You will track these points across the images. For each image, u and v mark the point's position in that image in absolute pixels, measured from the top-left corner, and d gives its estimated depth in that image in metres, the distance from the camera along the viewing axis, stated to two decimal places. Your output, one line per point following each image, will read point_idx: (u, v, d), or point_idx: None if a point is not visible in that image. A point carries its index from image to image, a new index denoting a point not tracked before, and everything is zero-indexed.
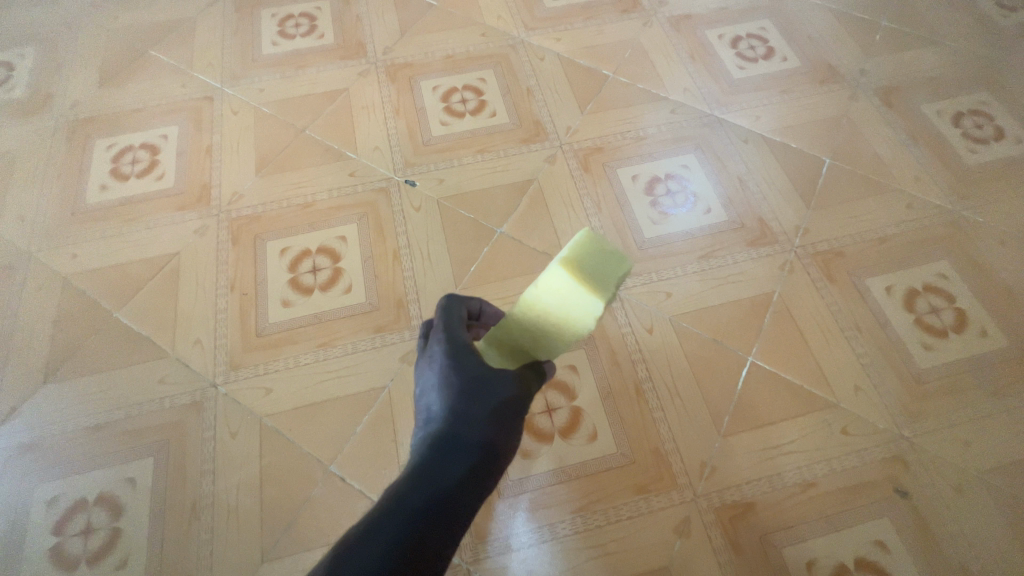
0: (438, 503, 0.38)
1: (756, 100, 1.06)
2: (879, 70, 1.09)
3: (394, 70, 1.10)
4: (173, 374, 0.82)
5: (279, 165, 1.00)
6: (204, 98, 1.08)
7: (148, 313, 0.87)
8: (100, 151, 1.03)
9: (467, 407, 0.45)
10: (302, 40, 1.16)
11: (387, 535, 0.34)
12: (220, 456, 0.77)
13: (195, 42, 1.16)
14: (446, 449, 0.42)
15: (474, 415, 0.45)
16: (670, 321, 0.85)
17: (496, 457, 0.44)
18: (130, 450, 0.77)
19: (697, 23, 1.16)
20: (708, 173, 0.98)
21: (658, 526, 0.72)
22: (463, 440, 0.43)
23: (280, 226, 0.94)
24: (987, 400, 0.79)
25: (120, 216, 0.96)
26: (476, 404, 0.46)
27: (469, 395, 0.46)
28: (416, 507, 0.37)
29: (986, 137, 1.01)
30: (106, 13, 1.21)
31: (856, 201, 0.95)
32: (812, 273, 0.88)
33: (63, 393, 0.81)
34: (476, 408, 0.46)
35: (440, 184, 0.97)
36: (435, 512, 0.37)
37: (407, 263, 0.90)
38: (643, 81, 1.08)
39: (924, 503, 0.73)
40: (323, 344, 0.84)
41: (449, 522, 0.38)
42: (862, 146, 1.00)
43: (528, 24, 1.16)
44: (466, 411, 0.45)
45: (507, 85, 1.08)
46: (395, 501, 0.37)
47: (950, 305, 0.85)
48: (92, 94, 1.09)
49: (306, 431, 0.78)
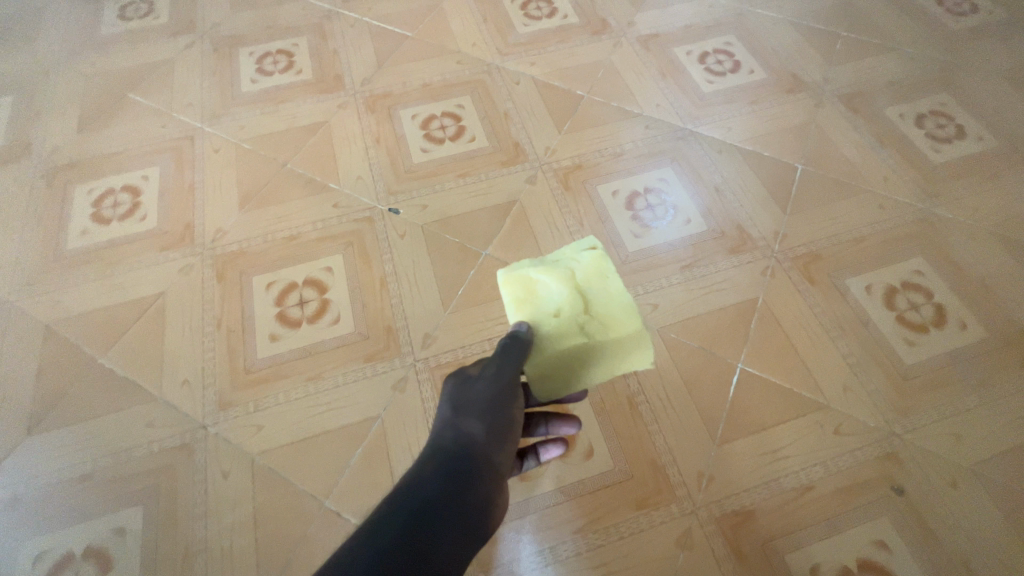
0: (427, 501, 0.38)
1: (727, 111, 1.09)
2: (842, 78, 1.13)
3: (373, 101, 1.12)
4: (161, 417, 0.81)
5: (262, 200, 1.00)
6: (185, 137, 1.09)
7: (133, 356, 0.86)
8: (81, 195, 1.03)
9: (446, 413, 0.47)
10: (280, 76, 1.17)
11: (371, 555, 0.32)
12: (212, 498, 0.75)
13: (174, 83, 1.17)
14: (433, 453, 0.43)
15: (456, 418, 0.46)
16: (658, 332, 0.86)
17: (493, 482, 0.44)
18: (119, 499, 0.76)
19: (665, 42, 1.20)
20: (686, 185, 1.00)
21: (661, 541, 0.71)
22: (445, 440, 0.44)
23: (265, 261, 0.94)
24: (972, 392, 0.80)
25: (103, 259, 0.96)
26: (456, 408, 0.47)
27: (447, 403, 0.48)
28: (399, 508, 0.36)
29: (948, 136, 1.04)
30: (84, 59, 1.22)
31: (830, 204, 0.97)
32: (793, 277, 0.90)
33: (48, 444, 0.80)
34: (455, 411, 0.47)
35: (424, 209, 0.98)
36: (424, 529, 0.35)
37: (394, 290, 0.90)
38: (617, 99, 1.11)
39: (920, 499, 0.73)
40: (313, 377, 0.83)
41: (445, 516, 0.37)
42: (832, 150, 1.03)
43: (502, 50, 1.19)
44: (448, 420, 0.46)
45: (485, 110, 1.10)
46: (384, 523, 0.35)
47: (929, 301, 0.87)
48: (71, 139, 1.10)
49: (299, 466, 0.77)
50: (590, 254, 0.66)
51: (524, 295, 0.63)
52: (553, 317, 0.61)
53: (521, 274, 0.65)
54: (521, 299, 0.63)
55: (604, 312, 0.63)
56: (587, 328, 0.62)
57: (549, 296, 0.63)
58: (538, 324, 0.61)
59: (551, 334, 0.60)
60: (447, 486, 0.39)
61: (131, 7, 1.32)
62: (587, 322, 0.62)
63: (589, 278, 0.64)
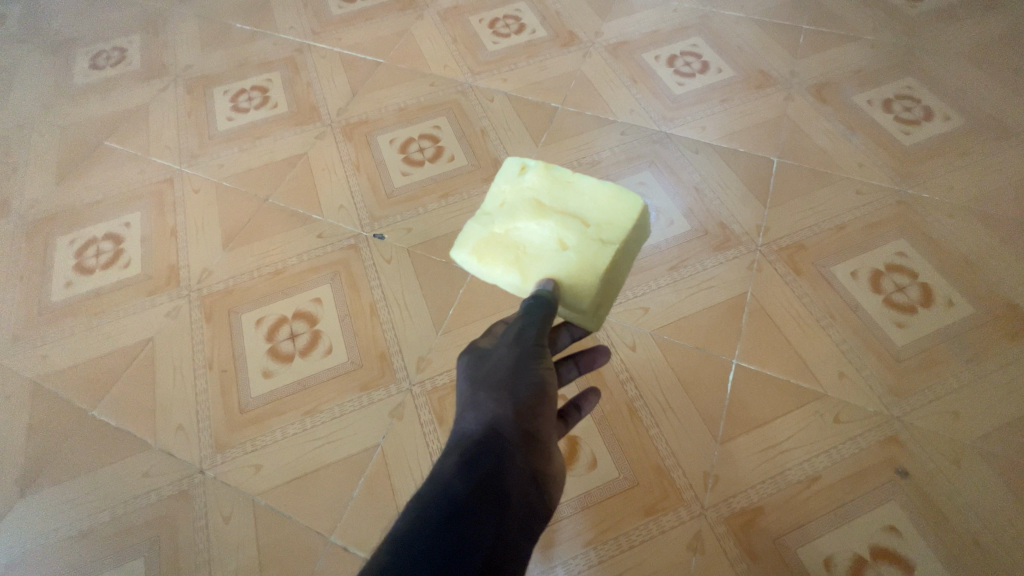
0: (465, 555, 0.34)
1: (700, 111, 1.11)
2: (809, 70, 1.15)
3: (351, 129, 1.13)
4: (158, 466, 0.80)
5: (246, 237, 1.00)
6: (165, 180, 1.09)
7: (125, 405, 0.85)
8: (63, 246, 1.02)
9: (475, 416, 0.45)
10: (256, 111, 1.18)
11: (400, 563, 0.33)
12: (215, 544, 0.74)
13: (149, 127, 1.18)
14: (455, 473, 0.40)
15: (480, 433, 0.43)
16: (651, 335, 0.86)
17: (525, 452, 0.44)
18: (119, 553, 0.74)
19: (633, 48, 1.22)
20: (666, 187, 1.01)
21: (672, 546, 0.71)
22: (470, 449, 0.42)
23: (254, 297, 0.93)
24: (965, 368, 0.81)
25: (89, 310, 0.95)
26: (478, 386, 0.48)
27: (471, 407, 0.47)
28: (434, 541, 0.34)
29: (916, 118, 1.06)
30: (59, 111, 1.22)
31: (808, 194, 0.98)
32: (779, 269, 0.91)
33: (42, 503, 0.78)
34: (483, 421, 0.45)
35: (409, 232, 0.99)
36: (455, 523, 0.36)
37: (385, 317, 0.90)
38: (592, 108, 1.13)
39: (926, 480, 0.73)
40: (309, 411, 0.83)
41: (479, 514, 0.37)
42: (805, 141, 1.05)
43: (474, 69, 1.20)
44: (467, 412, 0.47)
45: (462, 129, 1.11)
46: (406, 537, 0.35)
47: (914, 281, 0.88)
48: (50, 191, 1.09)
49: (300, 503, 0.76)
50: (635, 197, 0.71)
51: (516, 252, 0.69)
52: (562, 251, 0.68)
53: (511, 241, 0.70)
54: (518, 257, 0.69)
55: (595, 217, 0.70)
56: (599, 237, 0.68)
57: (544, 238, 0.69)
58: (553, 273, 0.66)
59: (576, 268, 0.66)
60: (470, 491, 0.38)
61: (102, 56, 1.32)
62: (596, 232, 0.69)
63: (551, 196, 0.72)
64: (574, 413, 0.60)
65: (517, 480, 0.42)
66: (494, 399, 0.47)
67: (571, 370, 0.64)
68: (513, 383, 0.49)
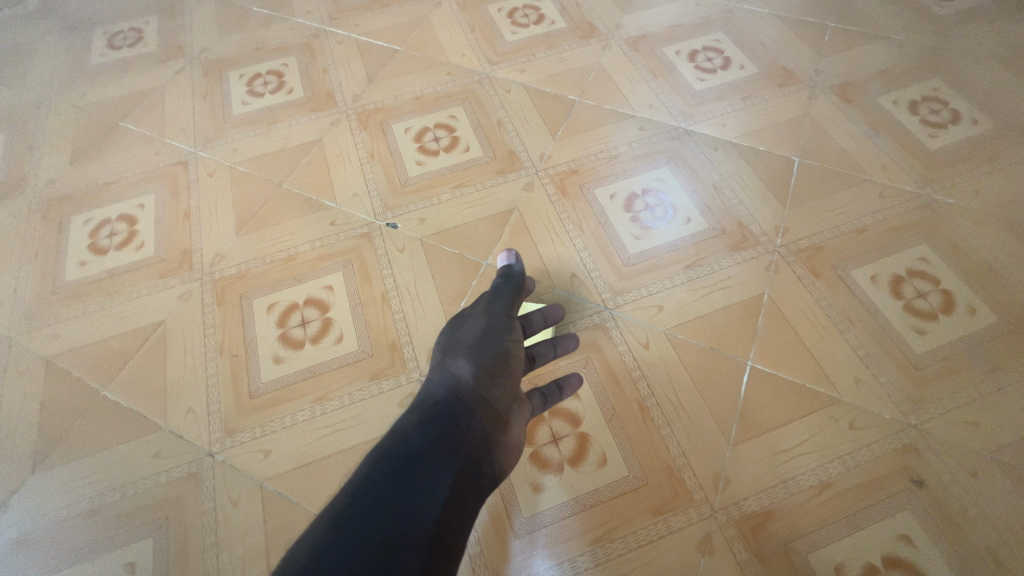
0: (420, 500, 0.43)
1: (721, 108, 1.09)
2: (833, 68, 1.13)
3: (366, 116, 1.12)
4: (169, 447, 0.80)
5: (259, 222, 1.00)
6: (180, 163, 1.09)
7: (136, 387, 0.85)
8: (77, 226, 1.02)
9: (435, 391, 0.55)
10: (271, 96, 1.17)
11: (364, 503, 0.42)
12: (222, 527, 0.74)
13: (165, 109, 1.17)
14: (386, 476, 0.44)
15: (431, 416, 0.51)
16: (665, 333, 0.85)
17: (483, 412, 0.55)
18: (126, 533, 0.74)
19: (654, 42, 1.20)
20: (683, 185, 0.99)
21: (680, 547, 0.70)
22: (436, 409, 0.52)
23: (265, 282, 0.93)
24: (986, 377, 0.79)
25: (102, 290, 0.95)
26: (449, 360, 0.61)
27: (434, 383, 0.57)
28: (395, 486, 0.43)
29: (942, 122, 1.04)
30: (77, 91, 1.22)
31: (829, 196, 0.97)
32: (797, 270, 0.90)
33: (51, 481, 0.78)
34: (425, 416, 0.51)
35: (422, 223, 0.98)
36: (408, 476, 0.44)
37: (397, 306, 0.89)
38: (610, 103, 1.11)
39: (941, 490, 0.72)
40: (319, 399, 0.82)
41: (432, 467, 0.46)
42: (827, 141, 1.03)
43: (492, 59, 1.19)
44: (436, 377, 0.58)
45: (477, 119, 1.10)
46: (367, 483, 0.43)
47: (935, 287, 0.87)
48: (66, 170, 1.09)
49: (308, 489, 0.76)
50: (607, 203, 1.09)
51: None
52: None
53: None
54: None
55: None
56: None
57: None
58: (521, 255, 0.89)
59: None
60: (428, 445, 0.48)
61: (120, 36, 1.32)
62: None
63: None
64: (556, 394, 0.73)
65: (475, 434, 0.52)
66: (452, 379, 0.57)
67: (545, 349, 0.77)
68: (473, 360, 0.60)
